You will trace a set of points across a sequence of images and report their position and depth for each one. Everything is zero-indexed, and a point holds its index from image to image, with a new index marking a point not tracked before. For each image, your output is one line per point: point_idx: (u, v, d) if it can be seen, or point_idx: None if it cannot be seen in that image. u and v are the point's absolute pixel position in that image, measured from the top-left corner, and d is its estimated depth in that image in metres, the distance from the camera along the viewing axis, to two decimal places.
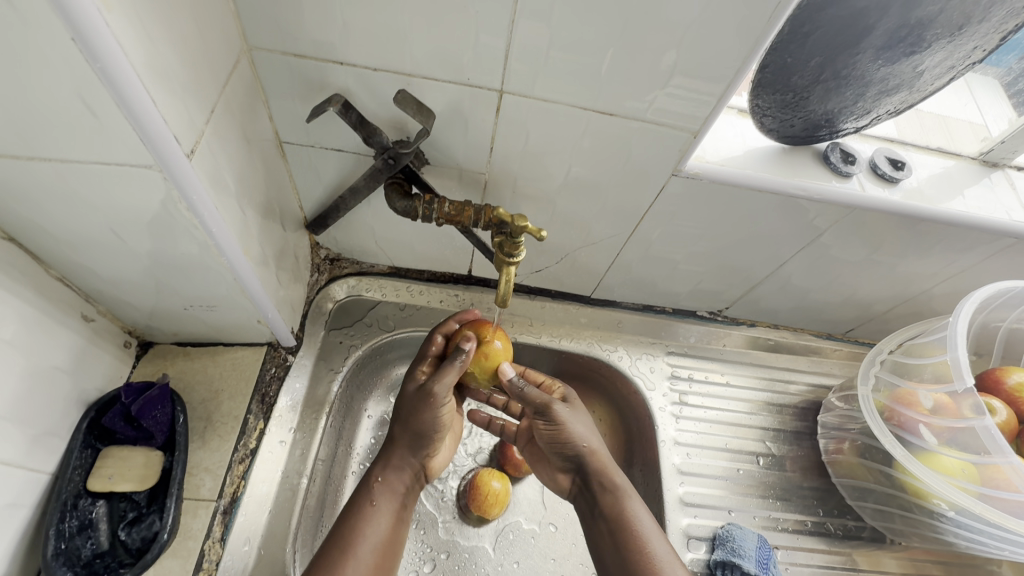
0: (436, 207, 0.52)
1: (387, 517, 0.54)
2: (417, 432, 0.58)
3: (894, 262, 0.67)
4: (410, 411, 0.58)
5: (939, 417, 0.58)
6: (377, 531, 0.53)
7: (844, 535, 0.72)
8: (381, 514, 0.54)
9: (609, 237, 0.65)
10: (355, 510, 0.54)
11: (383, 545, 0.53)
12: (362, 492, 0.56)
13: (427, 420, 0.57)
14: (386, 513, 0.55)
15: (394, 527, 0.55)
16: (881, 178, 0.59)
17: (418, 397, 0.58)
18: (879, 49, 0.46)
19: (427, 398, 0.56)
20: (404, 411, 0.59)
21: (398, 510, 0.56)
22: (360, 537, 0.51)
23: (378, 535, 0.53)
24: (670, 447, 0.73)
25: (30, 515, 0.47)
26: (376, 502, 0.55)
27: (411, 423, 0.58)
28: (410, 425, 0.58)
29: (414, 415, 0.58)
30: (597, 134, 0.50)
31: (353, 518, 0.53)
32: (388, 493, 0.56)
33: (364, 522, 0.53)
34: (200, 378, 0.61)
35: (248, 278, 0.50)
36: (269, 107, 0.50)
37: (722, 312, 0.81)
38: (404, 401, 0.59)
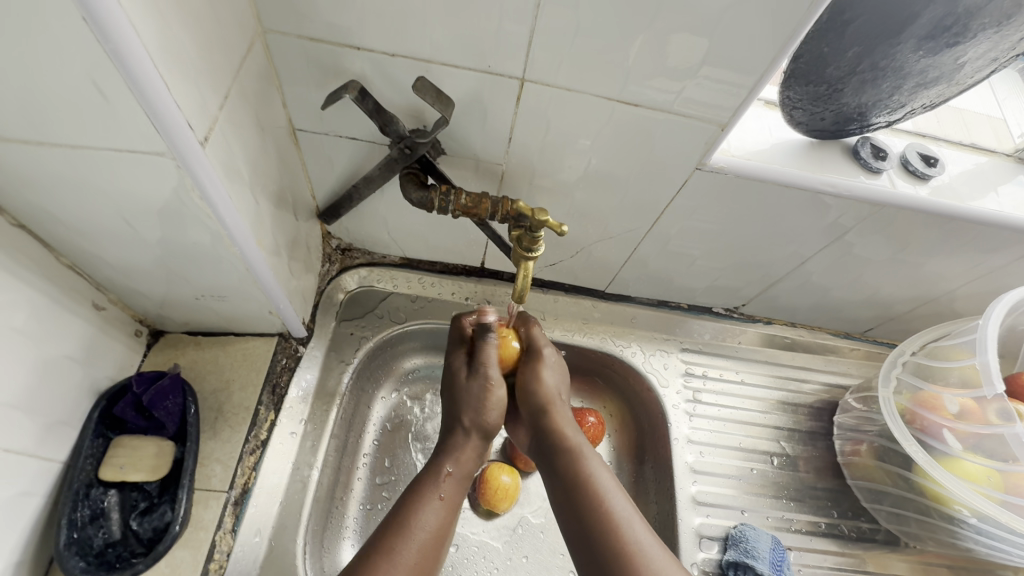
0: (453, 198, 0.50)
1: (450, 507, 0.52)
2: (476, 413, 0.58)
3: (919, 262, 0.65)
4: (470, 395, 0.58)
5: (964, 422, 0.57)
6: (435, 521, 0.50)
7: (857, 538, 0.71)
8: (445, 504, 0.52)
9: (627, 231, 0.63)
10: (414, 499, 0.52)
11: (436, 539, 0.49)
12: (427, 481, 0.54)
13: (493, 410, 0.58)
14: (447, 505, 0.52)
15: (448, 518, 0.52)
16: (912, 174, 0.57)
17: (470, 382, 0.59)
18: (922, 39, 0.44)
19: (476, 380, 0.58)
20: (462, 401, 0.58)
21: (458, 500, 0.54)
22: (421, 526, 0.49)
23: (434, 526, 0.50)
24: (683, 445, 0.72)
25: (43, 503, 0.47)
26: (444, 495, 0.53)
27: (472, 407, 0.58)
28: (472, 411, 0.58)
29: (469, 394, 0.58)
30: (619, 125, 0.49)
31: (414, 505, 0.51)
32: (455, 486, 0.54)
33: (425, 511, 0.51)
34: (211, 368, 0.60)
35: (261, 269, 0.49)
36: (284, 94, 0.48)
37: (739, 309, 0.79)
38: (461, 389, 0.59)
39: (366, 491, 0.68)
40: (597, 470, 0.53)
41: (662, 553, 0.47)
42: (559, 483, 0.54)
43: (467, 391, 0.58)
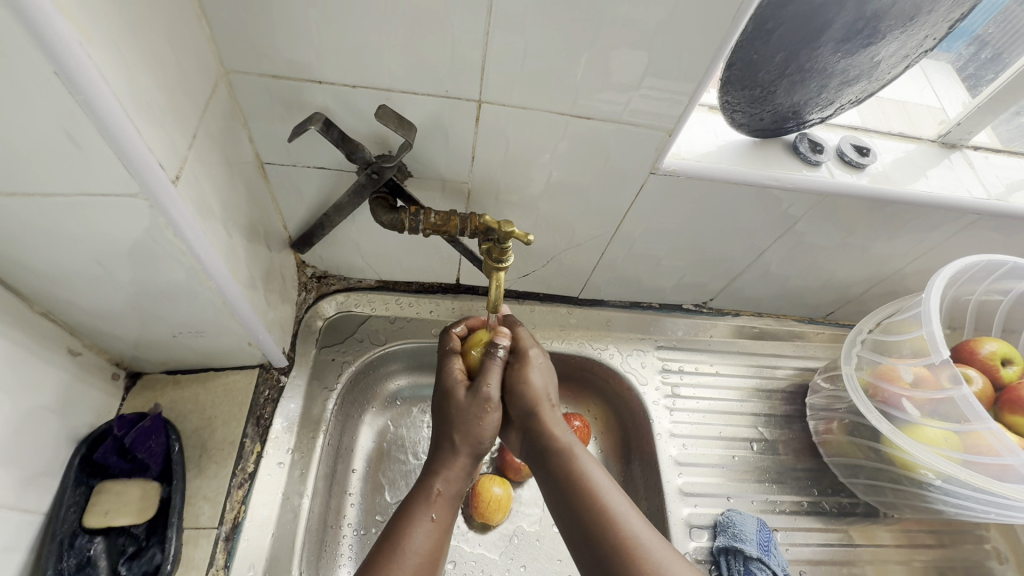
0: (423, 218, 0.52)
1: (441, 527, 0.53)
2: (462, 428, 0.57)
3: (867, 245, 0.69)
4: (440, 404, 0.60)
5: (920, 390, 0.60)
6: (426, 542, 0.51)
7: (839, 513, 0.73)
8: (434, 524, 0.53)
9: (593, 237, 0.66)
10: (403, 522, 0.52)
11: (431, 557, 0.51)
12: (416, 502, 0.54)
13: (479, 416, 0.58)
14: (438, 523, 0.53)
15: (441, 537, 0.53)
16: (848, 165, 0.61)
17: (473, 406, 0.58)
18: (838, 42, 0.48)
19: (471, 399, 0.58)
20: (440, 408, 0.60)
21: (450, 517, 0.55)
22: (407, 547, 0.50)
23: (425, 546, 0.51)
24: (666, 439, 0.74)
25: (26, 558, 0.46)
26: (435, 516, 0.53)
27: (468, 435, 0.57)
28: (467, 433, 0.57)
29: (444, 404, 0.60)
30: (575, 138, 0.52)
31: (405, 527, 0.52)
32: (445, 505, 0.54)
33: (414, 532, 0.51)
34: (192, 406, 0.60)
35: (237, 300, 0.50)
36: (250, 130, 0.50)
37: (707, 304, 0.83)
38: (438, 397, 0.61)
39: (358, 516, 0.68)
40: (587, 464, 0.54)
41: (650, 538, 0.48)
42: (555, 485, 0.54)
43: (437, 396, 0.61)
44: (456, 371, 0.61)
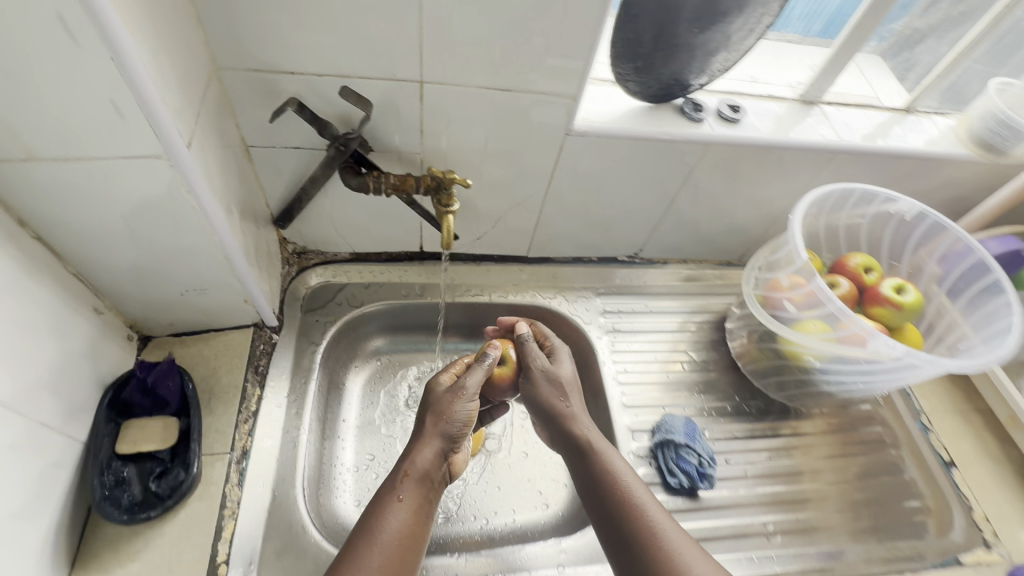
0: (383, 180, 0.64)
1: (411, 509, 0.62)
2: (445, 425, 0.68)
3: (755, 188, 0.84)
4: (441, 405, 0.70)
5: (796, 294, 0.73)
6: (398, 523, 0.60)
7: (758, 413, 0.87)
8: (405, 507, 0.61)
9: (530, 196, 0.79)
10: (381, 509, 0.61)
11: (402, 537, 0.59)
12: (392, 488, 0.63)
13: (455, 406, 0.70)
14: (408, 505, 0.62)
15: (414, 521, 0.61)
16: (725, 120, 0.76)
17: (450, 395, 0.70)
18: (692, 21, 0.63)
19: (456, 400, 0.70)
20: (435, 405, 0.70)
21: (421, 503, 0.63)
22: (383, 527, 0.59)
23: (398, 527, 0.59)
24: (609, 366, 0.88)
25: (72, 476, 0.55)
26: (404, 497, 0.62)
27: (441, 422, 0.68)
28: (444, 424, 0.68)
29: (444, 406, 0.70)
30: (501, 108, 0.65)
31: (380, 512, 0.61)
32: (415, 488, 0.63)
33: (389, 515, 0.60)
34: (198, 360, 0.70)
35: (236, 257, 0.61)
36: (237, 117, 0.62)
37: (639, 255, 0.97)
38: (435, 401, 0.70)
39: (350, 452, 0.81)
40: (615, 462, 0.66)
41: (674, 528, 0.60)
42: (586, 484, 0.66)
43: (438, 401, 0.70)
44: (468, 385, 0.71)
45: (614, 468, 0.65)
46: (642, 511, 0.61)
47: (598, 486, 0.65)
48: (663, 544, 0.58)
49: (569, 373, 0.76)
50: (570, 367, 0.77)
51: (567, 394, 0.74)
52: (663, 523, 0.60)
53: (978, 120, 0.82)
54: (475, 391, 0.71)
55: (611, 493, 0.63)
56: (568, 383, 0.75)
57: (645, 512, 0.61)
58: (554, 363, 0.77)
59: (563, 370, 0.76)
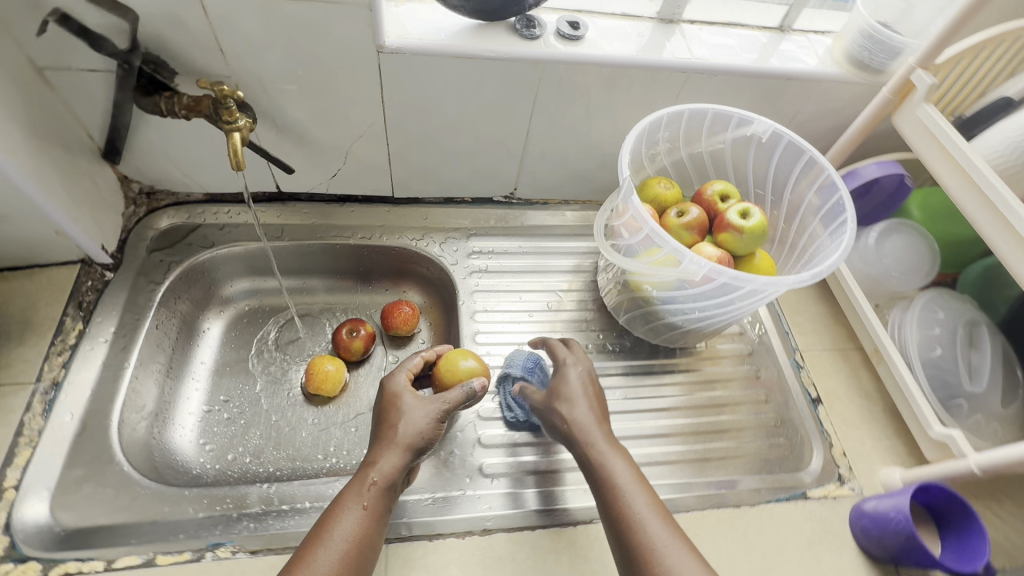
0: (176, 101, 0.62)
1: (372, 517, 0.54)
2: (415, 432, 0.59)
3: (614, 115, 0.80)
4: (410, 411, 0.61)
5: (628, 211, 0.68)
6: (353, 530, 0.53)
7: (620, 351, 0.84)
8: (364, 514, 0.54)
9: (369, 126, 0.76)
10: (335, 513, 0.54)
11: (354, 546, 0.52)
12: (350, 489, 0.56)
13: (421, 422, 0.60)
14: (370, 509, 0.54)
15: (371, 526, 0.54)
16: (564, 38, 0.72)
17: (422, 405, 0.62)
18: None
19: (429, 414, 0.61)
20: (408, 412, 0.61)
21: (381, 512, 0.55)
22: (336, 535, 0.52)
23: (350, 534, 0.52)
24: (470, 306, 0.86)
25: None
26: (366, 505, 0.54)
27: (416, 431, 0.59)
28: (414, 429, 0.59)
29: (411, 411, 0.61)
30: (297, 21, 0.61)
31: (337, 517, 0.53)
32: (380, 495, 0.55)
33: (345, 517, 0.53)
34: (18, 295, 0.69)
35: (19, 179, 0.60)
36: (14, 33, 0.58)
37: (515, 195, 0.94)
38: (405, 406, 0.61)
39: (199, 392, 0.81)
40: (617, 467, 0.58)
41: (679, 549, 0.52)
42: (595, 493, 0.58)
43: (410, 407, 0.61)
44: (439, 399, 0.63)
45: (617, 476, 0.57)
46: (642, 527, 0.53)
47: (603, 495, 0.57)
48: (664, 569, 0.50)
49: (578, 383, 0.65)
50: (579, 375, 0.66)
51: (567, 403, 0.63)
52: (666, 546, 0.52)
53: (849, 38, 0.76)
54: (447, 408, 0.62)
55: (614, 509, 0.55)
56: (574, 394, 0.64)
57: (646, 529, 0.53)
58: (579, 372, 0.66)
59: (570, 379, 0.65)
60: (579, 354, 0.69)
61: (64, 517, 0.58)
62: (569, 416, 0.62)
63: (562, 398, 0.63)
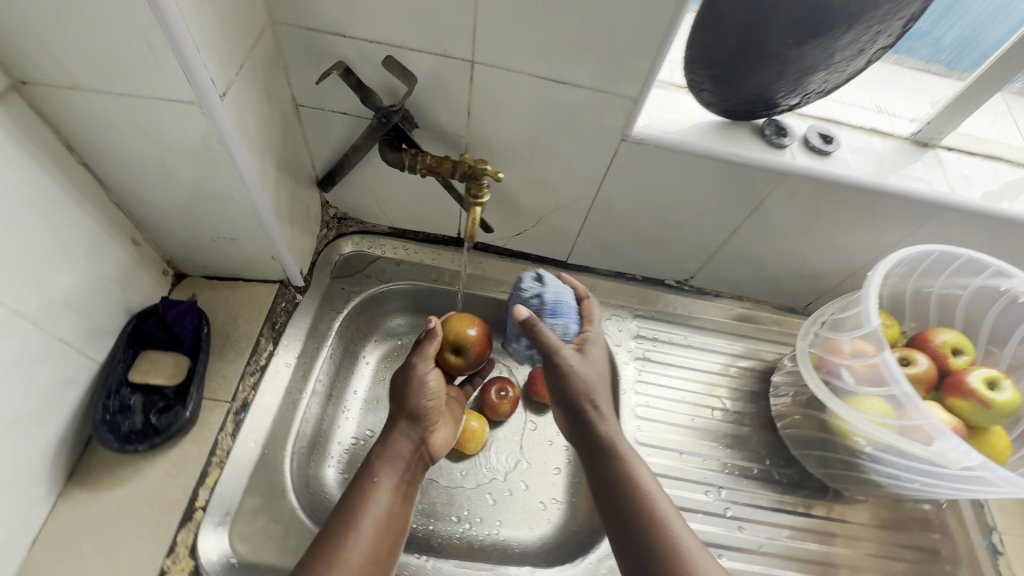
0: (420, 158, 0.62)
1: (386, 489, 0.64)
2: (408, 404, 0.69)
3: (835, 232, 0.73)
4: (402, 388, 0.70)
5: (859, 361, 0.63)
6: (382, 504, 0.62)
7: (789, 483, 0.78)
8: (382, 488, 0.64)
9: (577, 200, 0.74)
10: (360, 486, 0.64)
11: (383, 517, 0.62)
12: (366, 470, 0.65)
13: (414, 393, 0.69)
14: (387, 488, 0.64)
15: (395, 498, 0.64)
16: (813, 151, 0.66)
17: (406, 377, 0.70)
18: (787, 29, 0.54)
19: (411, 378, 0.70)
20: (397, 391, 0.71)
21: (397, 482, 0.65)
22: (367, 509, 0.61)
23: (380, 507, 0.62)
24: (631, 395, 0.81)
25: (82, 394, 0.58)
26: (378, 478, 0.64)
27: (404, 402, 0.69)
28: (404, 405, 0.69)
29: (404, 390, 0.70)
30: (554, 101, 0.60)
31: (361, 493, 0.63)
32: (388, 469, 0.65)
33: (368, 495, 0.62)
34: (224, 305, 0.72)
35: (266, 212, 0.62)
36: (289, 74, 0.61)
37: (688, 282, 0.89)
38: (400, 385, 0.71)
39: (352, 422, 0.81)
40: (634, 461, 0.61)
41: (695, 544, 0.54)
42: (599, 486, 0.60)
43: (399, 384, 0.71)
44: (421, 364, 0.70)
45: (634, 470, 0.60)
46: (665, 521, 0.55)
47: (622, 489, 0.58)
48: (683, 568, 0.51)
49: (595, 368, 0.64)
50: (601, 360, 0.66)
51: (587, 361, 0.64)
52: (690, 547, 0.53)
53: None
54: (424, 367, 0.70)
55: (636, 505, 0.57)
56: (602, 377, 0.65)
57: (668, 525, 0.55)
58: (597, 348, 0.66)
59: (587, 368, 0.63)
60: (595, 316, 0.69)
61: (240, 548, 0.59)
62: (579, 383, 0.63)
63: (580, 380, 0.63)
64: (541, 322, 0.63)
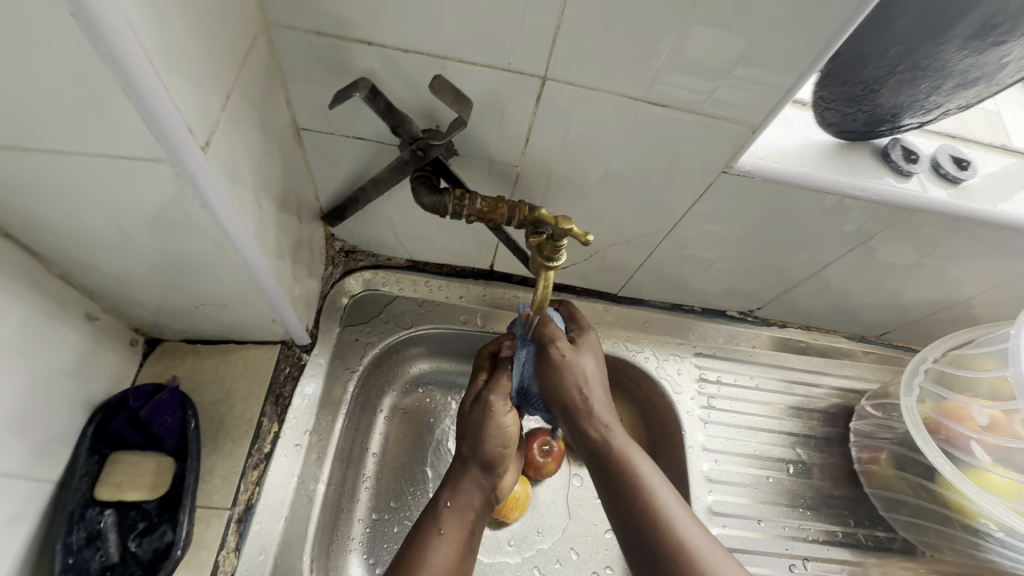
0: (467, 203, 0.48)
1: (453, 544, 0.52)
2: (480, 446, 0.57)
3: (944, 266, 0.63)
4: (471, 428, 0.57)
5: (993, 434, 0.56)
6: (444, 559, 0.50)
7: (873, 546, 0.70)
8: (447, 543, 0.52)
9: (645, 234, 0.61)
10: (420, 537, 0.52)
11: (449, 575, 0.50)
12: (429, 517, 0.54)
13: (486, 436, 0.57)
14: (453, 542, 0.52)
15: (456, 555, 0.52)
16: (944, 178, 0.55)
17: (475, 410, 0.57)
18: (968, 38, 0.41)
19: (487, 415, 0.56)
20: (464, 426, 0.58)
21: (463, 536, 0.53)
22: (428, 564, 0.49)
23: (444, 564, 0.50)
24: (698, 453, 0.70)
25: (34, 527, 0.44)
26: (444, 530, 0.52)
27: (476, 446, 0.57)
28: (475, 448, 0.57)
29: (477, 429, 0.57)
30: (643, 126, 0.46)
31: (420, 545, 0.51)
32: (456, 521, 0.54)
33: (431, 552, 0.50)
34: (211, 378, 0.57)
35: (265, 278, 0.47)
36: (288, 91, 0.45)
37: (753, 313, 0.77)
38: (465, 422, 0.58)
39: (371, 497, 0.66)
40: (657, 485, 0.49)
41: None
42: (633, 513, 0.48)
43: (468, 421, 0.58)
44: (496, 399, 0.57)
45: (658, 496, 0.48)
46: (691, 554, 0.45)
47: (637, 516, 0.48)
48: None
49: (592, 377, 0.53)
50: (594, 365, 0.54)
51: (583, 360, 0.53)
52: None
53: None
54: (499, 398, 0.57)
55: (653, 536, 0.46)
56: (594, 379, 0.53)
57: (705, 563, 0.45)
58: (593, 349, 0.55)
59: (584, 365, 0.53)
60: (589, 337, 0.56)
61: None
62: (562, 366, 0.53)
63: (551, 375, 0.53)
64: (514, 360, 0.57)
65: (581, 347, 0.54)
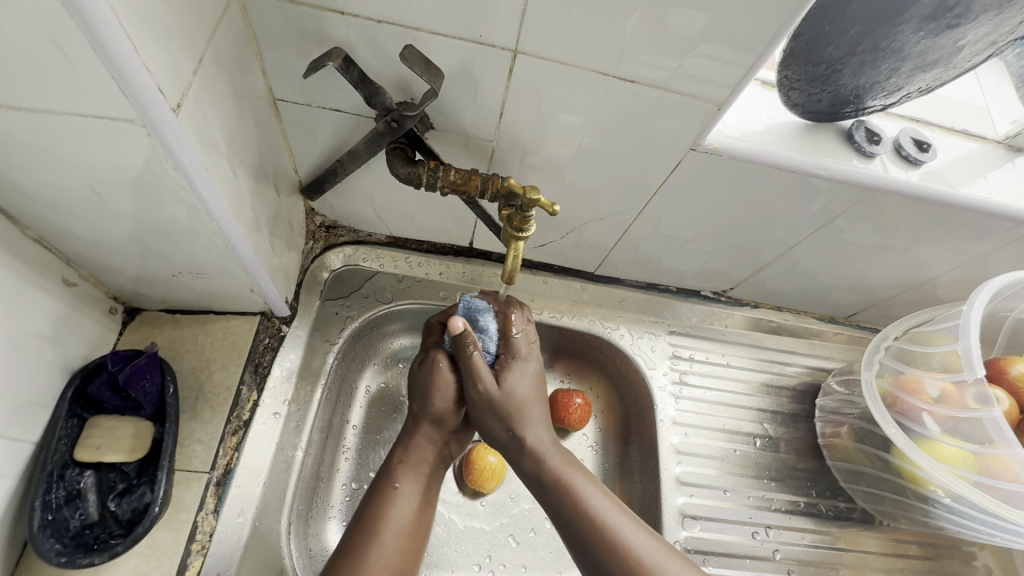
0: (442, 174, 0.49)
1: (412, 497, 0.53)
2: (432, 404, 0.57)
3: (906, 247, 0.65)
4: (423, 385, 0.58)
5: (942, 406, 0.59)
6: (403, 515, 0.52)
7: (834, 516, 0.73)
8: (404, 496, 0.53)
9: (619, 212, 0.62)
10: (377, 495, 0.53)
11: (408, 529, 0.52)
12: (384, 476, 0.54)
13: (439, 393, 0.57)
14: (411, 495, 0.53)
15: (420, 507, 0.54)
16: (905, 160, 0.56)
17: (426, 372, 0.57)
18: (924, 19, 0.42)
19: (434, 375, 0.57)
20: (416, 388, 0.58)
21: (423, 488, 0.55)
22: (384, 522, 0.51)
23: (403, 519, 0.52)
24: (668, 426, 0.73)
25: (15, 485, 0.46)
26: (399, 484, 0.54)
27: (426, 403, 0.57)
28: (426, 406, 0.57)
29: (427, 388, 0.57)
30: (613, 103, 0.47)
31: (378, 503, 0.52)
32: (411, 475, 0.55)
33: (388, 507, 0.52)
34: (191, 347, 0.58)
35: (241, 246, 0.48)
36: (263, 61, 0.46)
37: (726, 293, 0.79)
38: (418, 381, 0.58)
39: (351, 467, 0.68)
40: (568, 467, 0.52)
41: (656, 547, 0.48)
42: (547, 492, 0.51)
43: (420, 380, 0.58)
44: (444, 359, 0.57)
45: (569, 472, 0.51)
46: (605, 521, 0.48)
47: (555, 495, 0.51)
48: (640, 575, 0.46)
49: (526, 379, 0.55)
50: (529, 347, 0.58)
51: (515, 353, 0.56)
52: (645, 551, 0.47)
53: None
54: (449, 359, 0.57)
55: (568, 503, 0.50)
56: (527, 364, 0.57)
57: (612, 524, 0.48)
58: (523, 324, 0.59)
59: (518, 346, 0.57)
60: (521, 316, 0.59)
61: None
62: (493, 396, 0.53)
63: (500, 367, 0.55)
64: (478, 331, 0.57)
65: (513, 321, 0.58)
